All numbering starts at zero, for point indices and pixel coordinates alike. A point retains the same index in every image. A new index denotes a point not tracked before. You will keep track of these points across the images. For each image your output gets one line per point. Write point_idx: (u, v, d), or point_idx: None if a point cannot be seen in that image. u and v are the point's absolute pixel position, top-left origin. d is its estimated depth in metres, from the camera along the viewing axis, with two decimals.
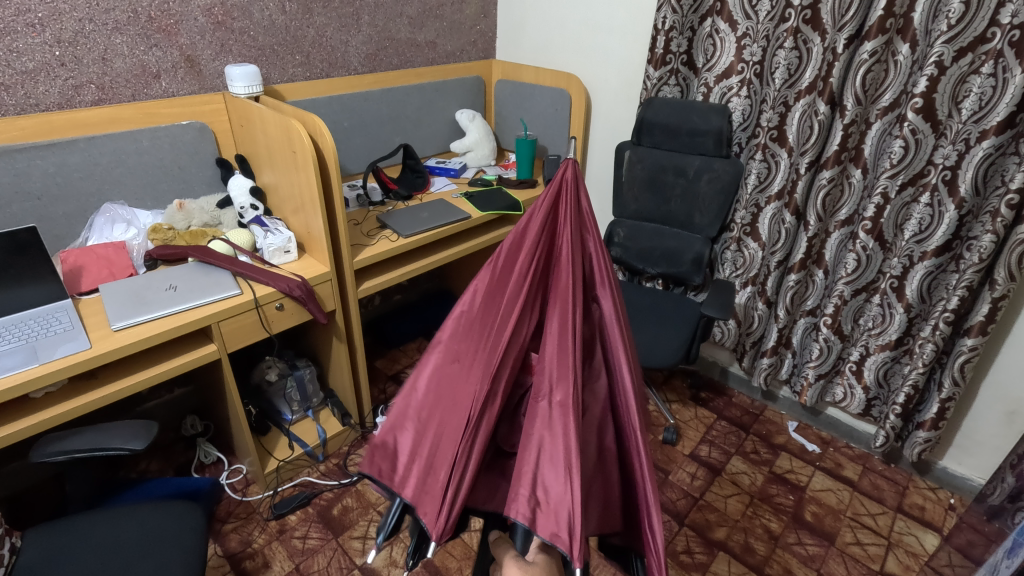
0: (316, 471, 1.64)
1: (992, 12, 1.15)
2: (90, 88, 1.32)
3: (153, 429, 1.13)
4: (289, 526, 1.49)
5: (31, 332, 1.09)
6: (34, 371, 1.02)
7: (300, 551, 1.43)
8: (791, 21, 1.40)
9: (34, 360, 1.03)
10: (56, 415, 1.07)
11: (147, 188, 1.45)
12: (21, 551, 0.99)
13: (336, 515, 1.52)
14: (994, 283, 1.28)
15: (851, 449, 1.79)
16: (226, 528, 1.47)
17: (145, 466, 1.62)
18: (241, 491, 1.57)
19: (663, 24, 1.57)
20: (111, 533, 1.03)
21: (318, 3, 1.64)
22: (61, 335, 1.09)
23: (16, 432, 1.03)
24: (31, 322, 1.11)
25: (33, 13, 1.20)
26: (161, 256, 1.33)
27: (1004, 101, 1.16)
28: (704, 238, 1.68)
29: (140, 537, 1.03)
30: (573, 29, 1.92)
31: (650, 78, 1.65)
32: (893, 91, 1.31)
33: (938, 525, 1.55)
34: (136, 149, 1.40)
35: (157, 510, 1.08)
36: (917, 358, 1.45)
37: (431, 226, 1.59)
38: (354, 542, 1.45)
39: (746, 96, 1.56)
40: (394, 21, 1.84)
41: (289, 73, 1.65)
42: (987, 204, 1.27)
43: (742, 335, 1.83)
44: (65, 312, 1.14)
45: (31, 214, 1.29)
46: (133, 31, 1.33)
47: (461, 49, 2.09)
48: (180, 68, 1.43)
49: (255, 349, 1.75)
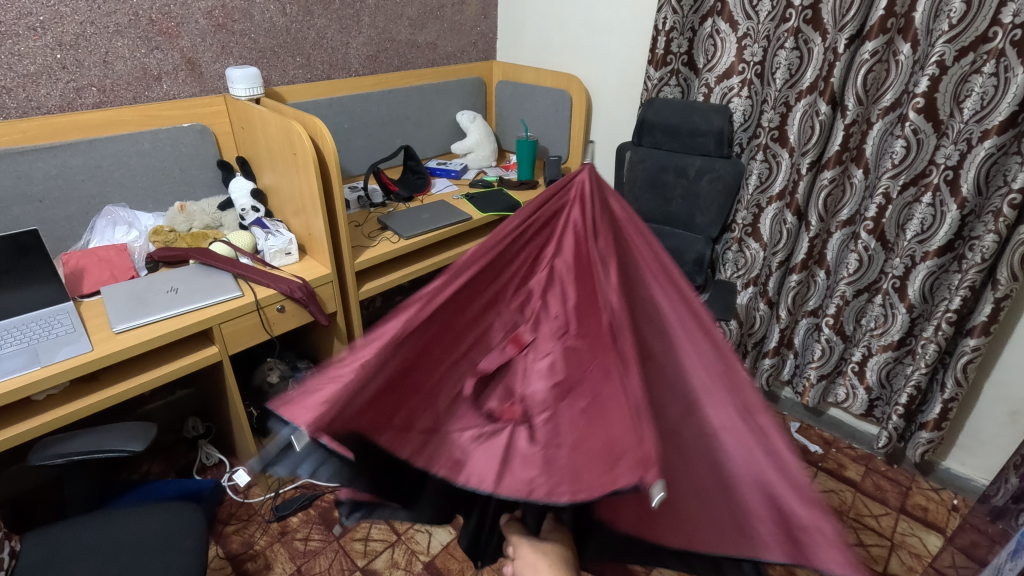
0: None
1: (995, 11, 1.14)
2: (92, 91, 1.32)
3: (151, 431, 1.13)
4: (291, 528, 1.49)
5: (34, 334, 1.09)
6: (36, 373, 1.02)
7: (302, 553, 1.43)
8: (792, 21, 1.40)
9: (36, 361, 1.03)
10: (58, 417, 1.08)
11: (148, 190, 1.46)
12: (21, 555, 0.99)
13: (338, 517, 1.52)
14: (997, 283, 1.28)
15: (853, 450, 1.79)
16: (228, 530, 1.47)
17: (147, 468, 1.62)
18: (243, 493, 1.57)
19: (663, 24, 1.56)
20: (111, 534, 1.03)
21: (318, 5, 1.64)
22: (63, 337, 1.09)
23: (18, 434, 1.03)
24: (33, 324, 1.11)
25: (34, 16, 1.20)
26: (162, 258, 1.33)
27: (1006, 100, 1.16)
28: (704, 238, 1.65)
29: (140, 538, 1.03)
30: (574, 29, 1.92)
31: (651, 79, 1.66)
32: (894, 90, 1.30)
33: (941, 526, 1.55)
34: (137, 152, 1.40)
35: (157, 511, 1.08)
36: (920, 358, 1.44)
37: (431, 228, 1.59)
38: (355, 543, 1.45)
39: (747, 96, 1.56)
40: (394, 22, 1.84)
41: (290, 75, 1.65)
42: (989, 203, 1.26)
43: (744, 335, 1.81)
44: (67, 314, 1.14)
45: (32, 217, 1.29)
46: (134, 33, 1.33)
47: (461, 50, 2.09)
48: (181, 70, 1.43)
49: (257, 350, 1.75)
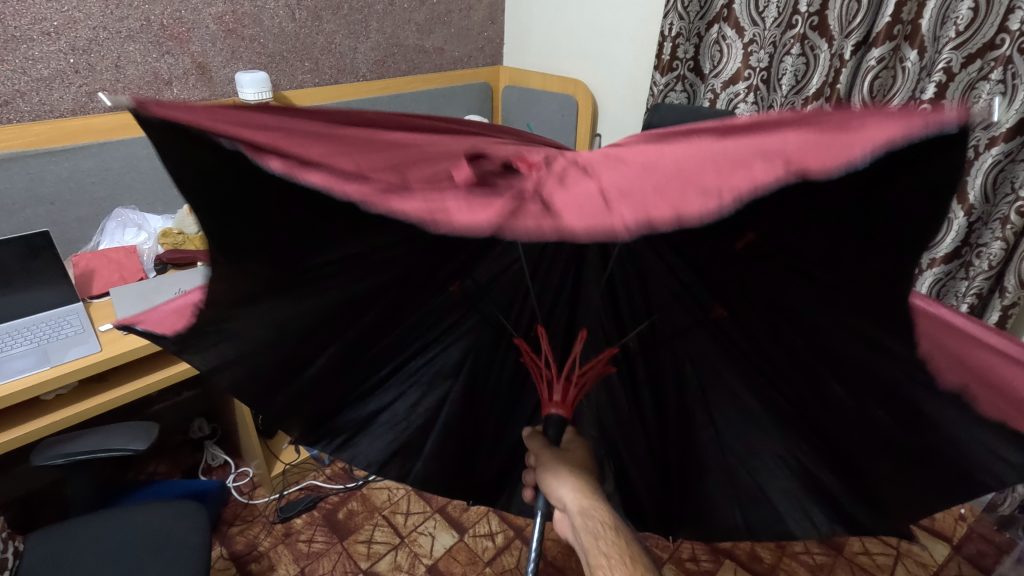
0: (322, 475, 1.65)
1: (1002, 18, 1.13)
2: (104, 95, 1.34)
3: (155, 430, 1.14)
4: (295, 530, 1.49)
5: (44, 334, 1.10)
6: (45, 372, 1.03)
7: (305, 554, 1.43)
8: (798, 28, 1.41)
9: (46, 362, 1.05)
10: (66, 416, 1.09)
11: (157, 193, 1.50)
12: (24, 555, 1.00)
13: (341, 519, 1.52)
14: (1005, 291, 1.27)
15: None
16: (232, 530, 1.48)
17: (153, 468, 1.63)
18: (248, 493, 1.58)
19: (670, 30, 1.57)
20: (116, 533, 1.04)
21: (327, 10, 1.66)
22: (71, 338, 1.10)
23: (28, 434, 1.04)
24: (43, 324, 1.12)
25: (49, 21, 1.20)
26: (171, 260, 1.35)
27: (1014, 107, 1.15)
28: None
29: (144, 536, 1.04)
30: (581, 35, 1.92)
31: (657, 85, 1.67)
32: (901, 97, 1.30)
33: (948, 535, 1.53)
34: (147, 155, 1.43)
35: (162, 509, 1.09)
36: None
37: None
38: (358, 545, 1.45)
39: (753, 102, 1.56)
40: (402, 27, 1.86)
41: (298, 79, 1.67)
42: (996, 211, 1.26)
43: None
44: (76, 316, 1.16)
45: (43, 219, 1.30)
46: (146, 38, 1.35)
47: (469, 55, 2.10)
48: (192, 74, 1.45)
49: None
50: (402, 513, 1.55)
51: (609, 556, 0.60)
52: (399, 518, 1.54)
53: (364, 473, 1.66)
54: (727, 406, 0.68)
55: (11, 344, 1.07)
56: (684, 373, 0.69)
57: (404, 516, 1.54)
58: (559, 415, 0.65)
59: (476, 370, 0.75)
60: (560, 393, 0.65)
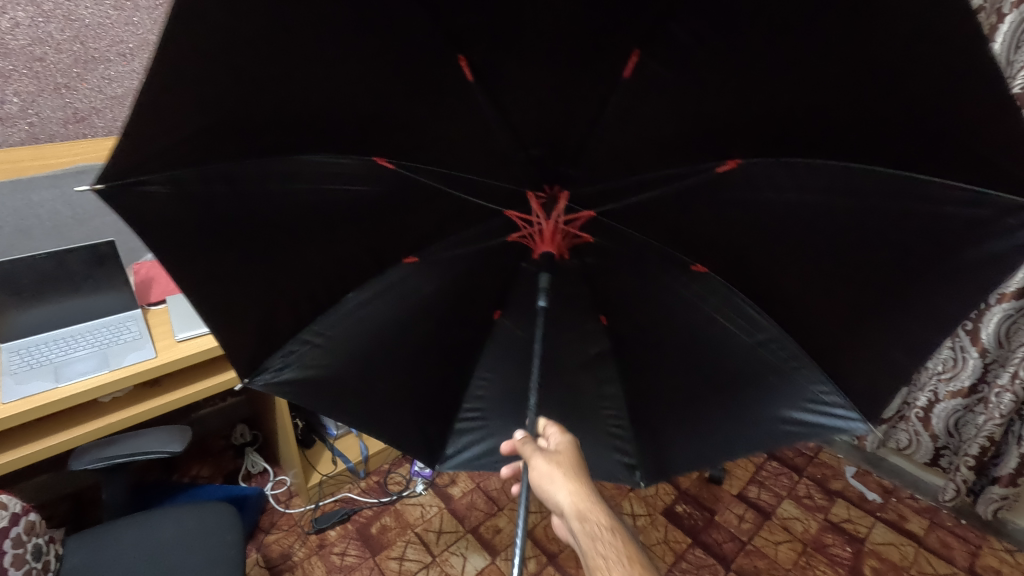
0: (357, 488, 1.66)
1: None
2: None
3: (188, 435, 1.17)
4: (328, 542, 1.50)
5: (104, 339, 1.15)
6: (103, 376, 1.08)
7: (338, 568, 1.44)
8: None
9: (105, 366, 1.09)
10: (119, 419, 1.13)
11: None
12: (65, 557, 1.03)
13: (374, 534, 1.53)
14: None
15: (916, 501, 1.68)
16: (269, 538, 1.50)
17: (196, 472, 1.68)
18: (285, 502, 1.60)
19: None
20: (159, 531, 1.08)
21: None
22: (130, 344, 1.15)
23: (85, 434, 1.09)
24: (104, 330, 1.18)
25: (125, 43, 1.29)
26: None
27: None
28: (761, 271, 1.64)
29: (182, 534, 1.07)
30: None
31: None
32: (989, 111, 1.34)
33: None
34: None
35: (198, 511, 1.12)
36: (993, 408, 1.36)
37: None
38: (390, 562, 1.45)
39: None
40: None
41: None
42: None
43: None
44: (135, 322, 1.20)
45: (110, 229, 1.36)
46: None
47: None
48: None
49: None
50: (434, 531, 1.54)
51: (605, 557, 0.64)
52: (431, 536, 1.53)
53: (398, 488, 1.67)
54: (696, 345, 0.85)
55: (75, 347, 1.13)
56: (660, 332, 0.87)
57: (436, 534, 1.53)
58: (549, 252, 0.83)
59: (448, 326, 0.89)
60: (549, 235, 0.83)
